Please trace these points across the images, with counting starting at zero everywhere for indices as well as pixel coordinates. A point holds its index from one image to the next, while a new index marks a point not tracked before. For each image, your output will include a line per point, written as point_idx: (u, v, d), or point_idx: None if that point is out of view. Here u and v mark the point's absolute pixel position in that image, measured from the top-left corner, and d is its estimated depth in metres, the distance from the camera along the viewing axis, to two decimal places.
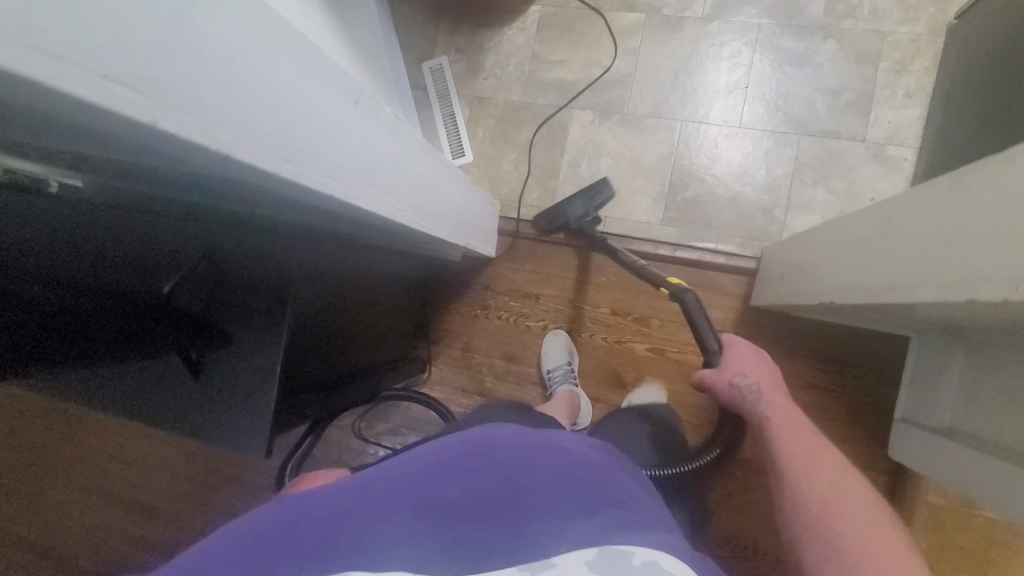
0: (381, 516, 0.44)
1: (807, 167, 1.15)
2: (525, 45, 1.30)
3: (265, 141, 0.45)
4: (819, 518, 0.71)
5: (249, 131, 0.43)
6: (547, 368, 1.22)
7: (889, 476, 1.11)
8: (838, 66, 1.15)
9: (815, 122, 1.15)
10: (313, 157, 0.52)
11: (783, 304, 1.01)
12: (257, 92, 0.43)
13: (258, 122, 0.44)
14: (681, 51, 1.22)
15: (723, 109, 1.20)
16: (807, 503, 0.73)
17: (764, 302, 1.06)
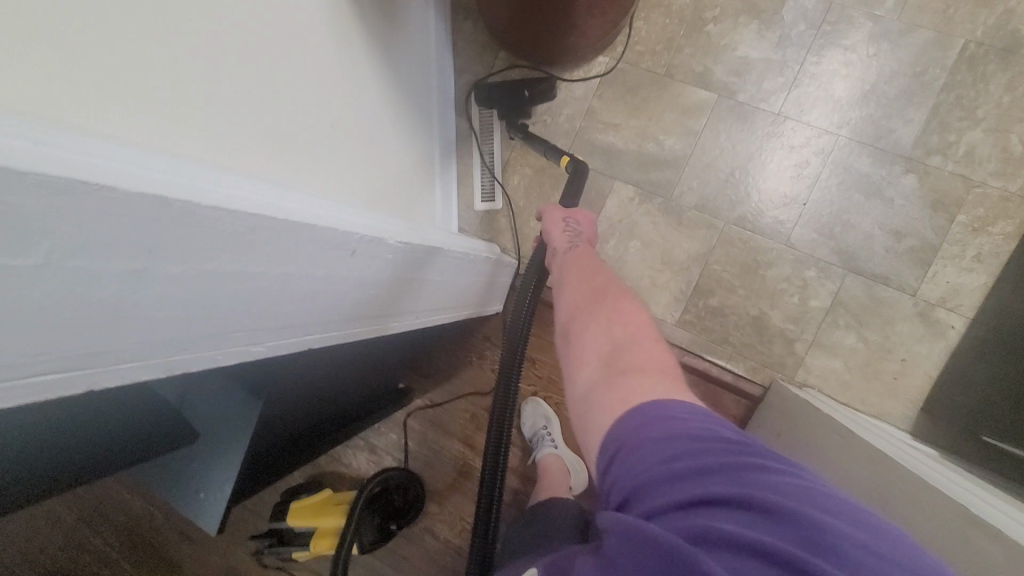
0: None
1: (844, 307, 1.07)
2: (582, 98, 1.21)
3: (230, 341, 0.43)
4: (594, 329, 0.60)
5: (218, 340, 0.42)
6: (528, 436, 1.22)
7: None
8: (912, 205, 1.04)
9: (868, 261, 1.06)
10: (294, 325, 0.50)
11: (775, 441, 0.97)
12: (227, 303, 0.41)
13: (230, 329, 0.42)
14: (746, 145, 1.12)
15: (774, 221, 1.11)
16: (593, 308, 0.63)
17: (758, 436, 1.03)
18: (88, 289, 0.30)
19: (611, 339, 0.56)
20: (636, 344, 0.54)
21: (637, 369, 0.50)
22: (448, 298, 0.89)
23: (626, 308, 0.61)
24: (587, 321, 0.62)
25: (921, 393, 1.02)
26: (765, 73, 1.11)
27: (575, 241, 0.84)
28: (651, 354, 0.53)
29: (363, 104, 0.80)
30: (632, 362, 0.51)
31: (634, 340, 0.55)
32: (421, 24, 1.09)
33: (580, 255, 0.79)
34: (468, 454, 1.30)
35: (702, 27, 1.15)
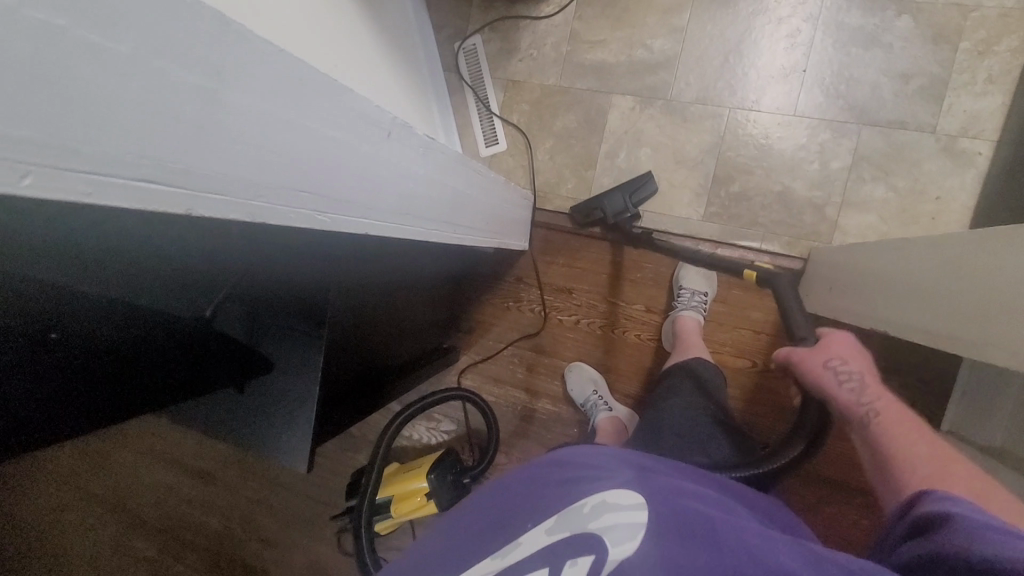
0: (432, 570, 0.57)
1: (866, 161, 1.06)
2: (563, 24, 1.23)
3: (299, 198, 0.45)
4: (891, 454, 0.64)
5: (288, 193, 0.43)
6: (579, 402, 1.22)
7: None
8: (912, 46, 1.04)
9: (879, 110, 1.06)
10: (350, 199, 0.52)
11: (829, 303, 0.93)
12: (290, 155, 0.42)
13: (296, 183, 0.44)
14: (733, 28, 1.13)
15: (777, 95, 1.11)
16: (875, 431, 0.68)
17: (808, 303, 1.02)
18: (174, 95, 0.31)
19: (929, 465, 0.58)
20: (941, 472, 0.56)
21: (934, 466, 0.57)
22: (479, 217, 0.90)
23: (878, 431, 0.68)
24: (905, 437, 0.64)
25: (962, 226, 1.01)
26: None
27: (864, 400, 0.71)
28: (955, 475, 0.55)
29: (341, 15, 0.81)
30: (963, 483, 0.54)
31: (961, 470, 0.57)
32: None
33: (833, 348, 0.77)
34: (525, 397, 1.31)
35: None
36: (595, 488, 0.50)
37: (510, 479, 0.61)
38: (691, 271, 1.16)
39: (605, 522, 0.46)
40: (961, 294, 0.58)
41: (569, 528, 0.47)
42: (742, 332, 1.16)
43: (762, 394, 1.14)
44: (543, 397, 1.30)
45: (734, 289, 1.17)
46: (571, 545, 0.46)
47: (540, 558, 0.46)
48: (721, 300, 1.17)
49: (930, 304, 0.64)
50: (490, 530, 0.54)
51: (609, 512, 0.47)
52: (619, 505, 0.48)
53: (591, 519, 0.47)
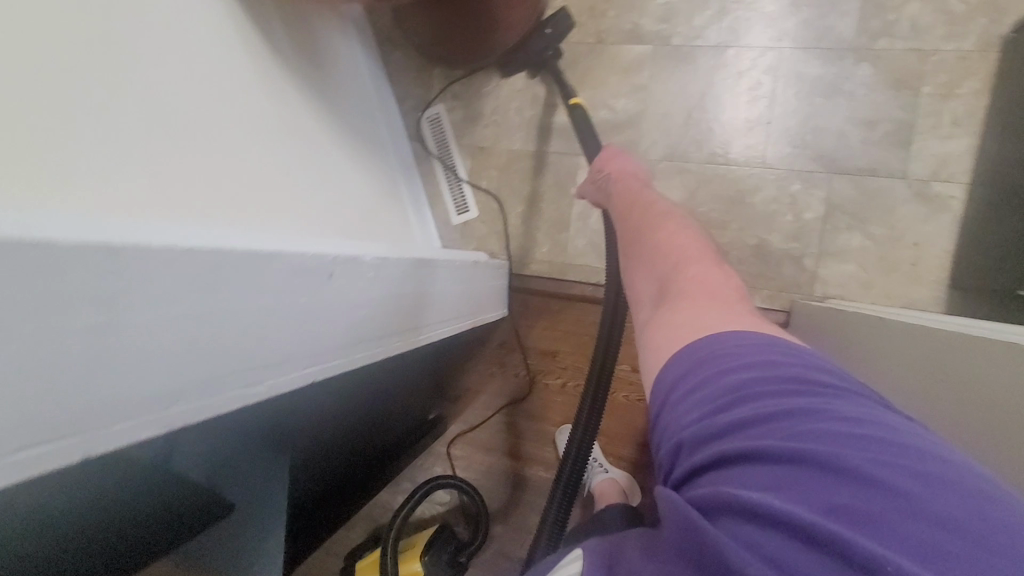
0: None
1: (839, 209, 1.05)
2: (524, 88, 1.22)
3: (223, 384, 0.42)
4: (653, 281, 0.63)
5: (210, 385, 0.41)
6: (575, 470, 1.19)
7: None
8: (874, 92, 1.03)
9: (847, 158, 1.04)
10: (289, 360, 0.50)
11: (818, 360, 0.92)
12: (197, 356, 0.39)
13: (218, 372, 0.42)
14: (694, 84, 1.12)
15: (744, 148, 1.10)
16: (651, 258, 0.66)
17: None
18: (39, 351, 0.29)
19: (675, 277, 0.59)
20: (698, 286, 0.55)
21: (687, 305, 0.52)
22: (447, 308, 0.88)
23: (666, 240, 0.66)
24: (689, 264, 0.60)
25: (943, 271, 1.00)
26: (692, 12, 1.12)
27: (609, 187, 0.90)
28: (721, 284, 0.56)
29: (277, 120, 0.80)
30: (686, 287, 0.56)
31: (698, 281, 0.56)
32: (352, 60, 1.12)
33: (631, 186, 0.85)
34: (517, 466, 1.27)
35: None
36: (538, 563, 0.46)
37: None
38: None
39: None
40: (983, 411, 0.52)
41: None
42: None
43: None
44: (535, 465, 1.26)
45: None
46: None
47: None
48: None
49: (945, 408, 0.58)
50: None
51: (542, 573, 0.43)
52: (550, 565, 0.43)
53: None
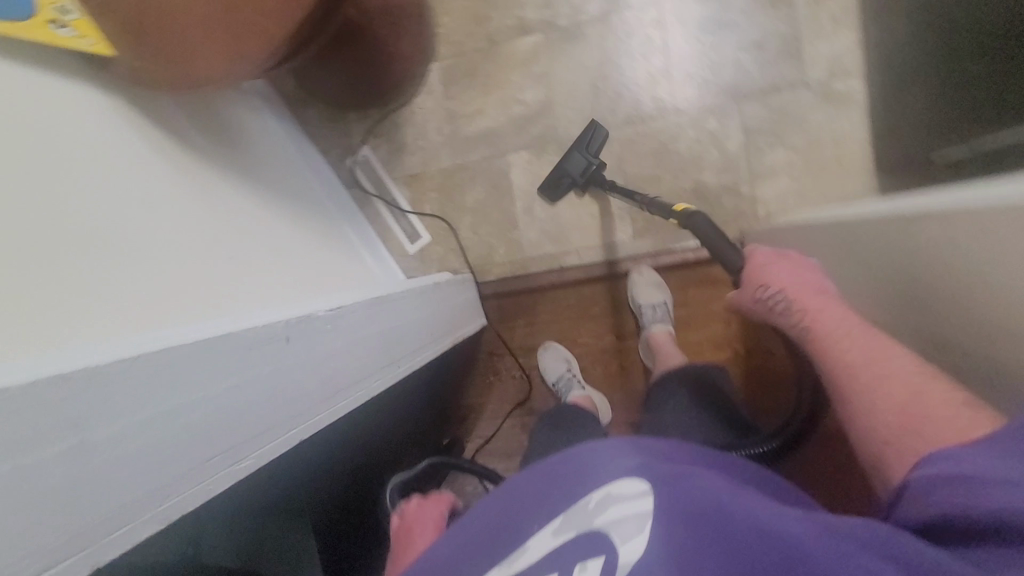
0: None
1: (757, 131, 1.09)
2: (437, 107, 1.26)
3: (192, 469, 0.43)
4: (929, 427, 0.55)
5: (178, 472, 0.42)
6: (550, 380, 1.20)
7: None
8: (755, 15, 1.08)
9: (751, 83, 1.09)
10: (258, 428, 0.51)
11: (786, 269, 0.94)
12: (164, 451, 0.41)
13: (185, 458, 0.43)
14: (591, 57, 1.16)
15: (654, 102, 1.14)
16: (876, 387, 0.63)
17: None
18: (31, 491, 0.32)
19: (899, 393, 0.60)
20: (916, 410, 0.57)
21: (910, 422, 0.57)
22: (421, 337, 0.91)
23: (850, 358, 0.68)
24: (913, 419, 0.57)
25: (867, 160, 1.04)
26: None
27: (790, 292, 0.80)
28: (953, 423, 0.52)
29: (206, 208, 0.85)
30: (926, 408, 0.56)
31: (908, 402, 0.59)
32: (266, 130, 1.14)
33: (828, 308, 0.76)
34: None
35: None
36: (597, 481, 0.50)
37: (517, 481, 0.58)
38: (641, 284, 1.16)
39: (609, 514, 0.47)
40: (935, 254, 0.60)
41: (575, 528, 0.48)
42: (714, 326, 1.17)
43: (758, 378, 1.13)
44: None
45: (692, 289, 1.18)
46: (578, 546, 0.46)
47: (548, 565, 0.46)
48: (682, 305, 1.18)
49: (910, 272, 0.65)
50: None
51: (612, 503, 0.47)
52: (619, 496, 0.48)
53: (595, 515, 0.47)
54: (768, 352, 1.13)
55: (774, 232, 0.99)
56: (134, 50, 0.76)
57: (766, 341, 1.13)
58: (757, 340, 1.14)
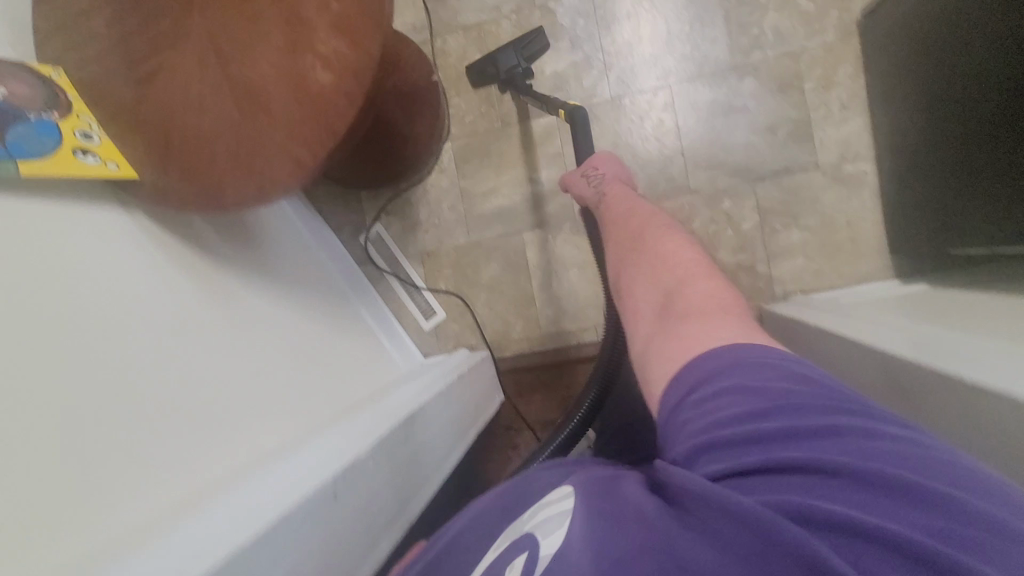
0: None
1: (772, 212, 1.11)
2: (450, 185, 1.26)
3: None
4: (700, 300, 0.58)
5: None
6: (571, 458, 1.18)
7: None
8: (765, 100, 1.11)
9: (763, 165, 1.11)
10: None
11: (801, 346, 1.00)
12: None
13: None
14: (604, 138, 1.18)
15: (668, 182, 1.15)
16: (645, 276, 0.67)
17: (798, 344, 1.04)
18: None
19: (675, 278, 0.63)
20: (710, 307, 0.56)
21: (714, 313, 0.54)
22: (444, 445, 0.89)
23: (668, 251, 0.68)
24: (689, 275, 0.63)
25: (881, 241, 1.06)
26: (579, 75, 1.18)
27: (604, 189, 0.88)
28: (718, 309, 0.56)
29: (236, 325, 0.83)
30: (697, 304, 0.57)
31: (719, 306, 0.56)
32: (283, 216, 1.14)
33: (623, 189, 0.86)
34: None
35: None
36: (541, 488, 0.47)
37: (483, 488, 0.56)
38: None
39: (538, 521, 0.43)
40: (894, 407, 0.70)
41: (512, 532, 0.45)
42: None
43: None
44: None
45: None
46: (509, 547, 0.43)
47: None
48: None
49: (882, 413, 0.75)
50: None
51: (544, 508, 0.44)
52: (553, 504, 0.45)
53: (525, 523, 0.44)
54: None
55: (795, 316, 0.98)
56: (160, 167, 0.77)
57: None
58: None
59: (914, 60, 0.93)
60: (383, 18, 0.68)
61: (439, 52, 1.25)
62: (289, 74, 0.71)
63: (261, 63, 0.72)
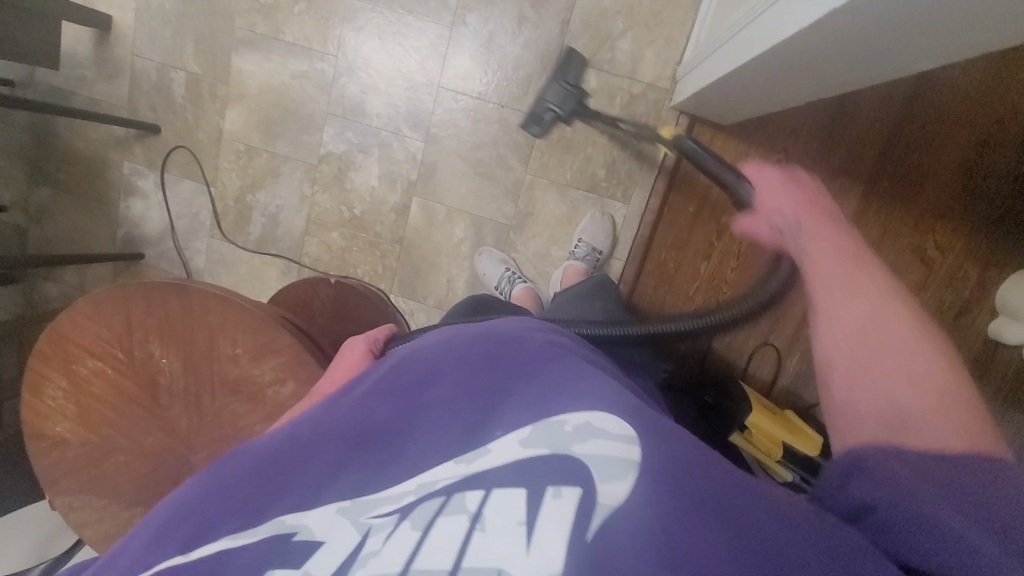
0: (246, 510, 0.43)
1: (593, 54, 1.16)
2: (427, 312, 1.33)
3: None
4: (893, 364, 0.47)
5: None
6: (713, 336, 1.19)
7: (949, 76, 1.08)
8: (495, 11, 1.16)
9: (549, 41, 1.16)
10: None
11: (734, 93, 0.97)
12: None
13: None
14: (456, 164, 1.25)
15: (523, 129, 1.21)
16: (843, 260, 0.56)
17: (719, 104, 1.05)
18: None
19: (904, 335, 0.48)
20: (933, 385, 0.45)
21: (914, 418, 0.44)
22: None
23: (928, 366, 0.47)
24: (892, 410, 0.45)
25: None
26: (393, 157, 1.26)
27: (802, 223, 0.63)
28: (955, 419, 0.43)
29: None
30: (933, 383, 0.46)
31: (893, 341, 0.49)
32: None
33: (830, 270, 0.55)
34: None
35: (359, 216, 1.30)
36: (575, 399, 0.40)
37: (469, 357, 0.49)
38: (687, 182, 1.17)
39: (594, 451, 0.36)
40: (810, 61, 0.73)
41: (549, 447, 0.37)
42: None
43: (808, 169, 1.16)
44: None
45: None
46: (548, 466, 0.36)
47: (513, 473, 0.37)
48: None
49: (817, 70, 0.79)
50: (289, 475, 0.44)
51: (597, 438, 0.37)
52: (604, 434, 0.37)
53: (574, 441, 0.37)
54: (788, 146, 1.16)
55: (708, 76, 0.98)
56: None
57: (779, 139, 1.16)
58: (772, 146, 1.16)
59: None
60: (269, 321, 0.77)
61: (315, 262, 1.34)
62: (273, 412, 0.80)
63: (255, 428, 0.81)
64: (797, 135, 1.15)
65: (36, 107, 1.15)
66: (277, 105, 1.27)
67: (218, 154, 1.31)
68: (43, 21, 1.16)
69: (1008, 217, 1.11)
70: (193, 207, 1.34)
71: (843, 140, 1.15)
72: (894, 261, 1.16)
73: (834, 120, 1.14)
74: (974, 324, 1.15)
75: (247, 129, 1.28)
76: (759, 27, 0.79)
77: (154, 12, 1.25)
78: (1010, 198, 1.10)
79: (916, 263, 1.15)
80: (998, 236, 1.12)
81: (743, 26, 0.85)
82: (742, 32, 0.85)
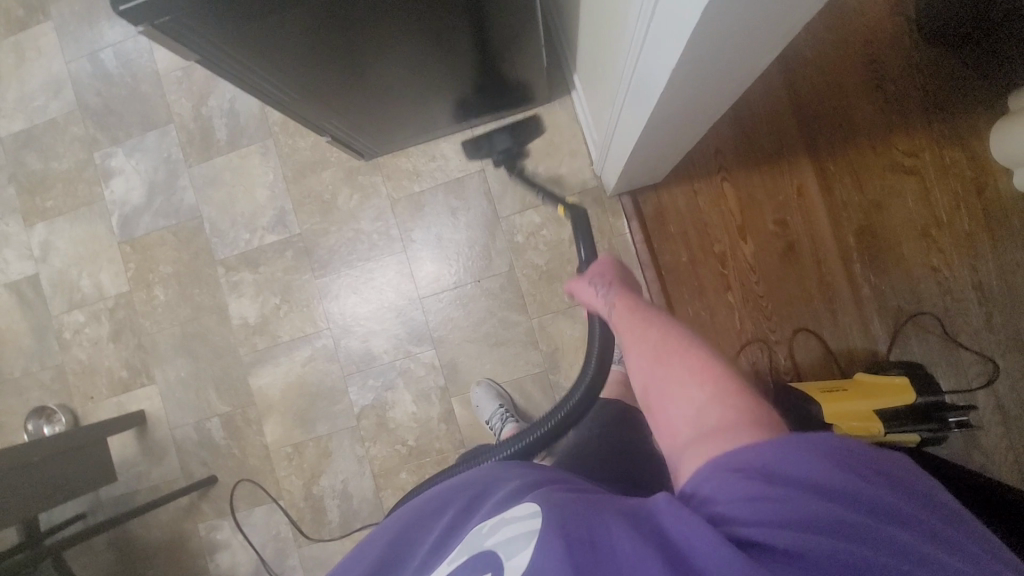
0: None
1: (523, 199, 1.29)
2: None
3: None
4: (680, 407, 0.55)
5: None
6: (749, 354, 1.22)
7: (805, 46, 1.22)
8: (432, 218, 1.32)
9: (483, 213, 1.30)
10: None
11: (644, 162, 1.08)
12: None
13: None
14: (470, 349, 1.30)
15: (506, 287, 1.29)
16: (634, 326, 0.70)
17: (642, 175, 1.16)
18: None
19: (693, 381, 0.56)
20: (707, 419, 0.50)
21: (720, 432, 0.48)
22: None
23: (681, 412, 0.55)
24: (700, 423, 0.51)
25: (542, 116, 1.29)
26: (415, 376, 1.32)
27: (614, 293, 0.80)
28: (724, 416, 0.49)
29: None
30: (714, 424, 0.49)
31: (690, 413, 0.53)
32: None
33: (651, 340, 0.65)
34: (888, 349, 1.18)
35: (414, 446, 1.31)
36: (507, 508, 0.46)
37: (445, 495, 0.55)
38: (662, 242, 1.25)
39: (503, 539, 0.43)
40: (684, 112, 0.86)
41: (471, 552, 0.45)
42: (703, 210, 1.24)
43: (750, 168, 1.23)
44: (858, 342, 1.19)
45: (669, 225, 1.25)
46: (474, 565, 0.43)
47: None
48: (680, 231, 1.24)
49: (691, 120, 0.92)
50: None
51: (508, 527, 0.44)
52: (514, 521, 0.44)
53: (491, 541, 0.44)
54: (725, 162, 1.23)
55: (619, 158, 1.08)
56: None
57: (711, 163, 1.23)
58: (710, 173, 1.23)
59: (370, 100, 1.03)
60: None
61: None
62: None
63: None
64: (725, 152, 1.23)
65: (109, 522, 1.22)
66: (303, 396, 1.35)
67: (273, 468, 1.35)
68: (95, 445, 1.29)
69: (938, 109, 1.18)
70: (274, 529, 1.34)
71: (764, 132, 1.23)
72: (885, 196, 1.19)
73: (745, 122, 1.23)
74: (1000, 188, 1.16)
75: (287, 431, 1.35)
76: (628, 115, 0.93)
77: (175, 385, 1.39)
78: (927, 96, 1.19)
79: (904, 182, 1.18)
80: (942, 125, 1.18)
81: (616, 120, 1.01)
82: (619, 122, 0.99)
